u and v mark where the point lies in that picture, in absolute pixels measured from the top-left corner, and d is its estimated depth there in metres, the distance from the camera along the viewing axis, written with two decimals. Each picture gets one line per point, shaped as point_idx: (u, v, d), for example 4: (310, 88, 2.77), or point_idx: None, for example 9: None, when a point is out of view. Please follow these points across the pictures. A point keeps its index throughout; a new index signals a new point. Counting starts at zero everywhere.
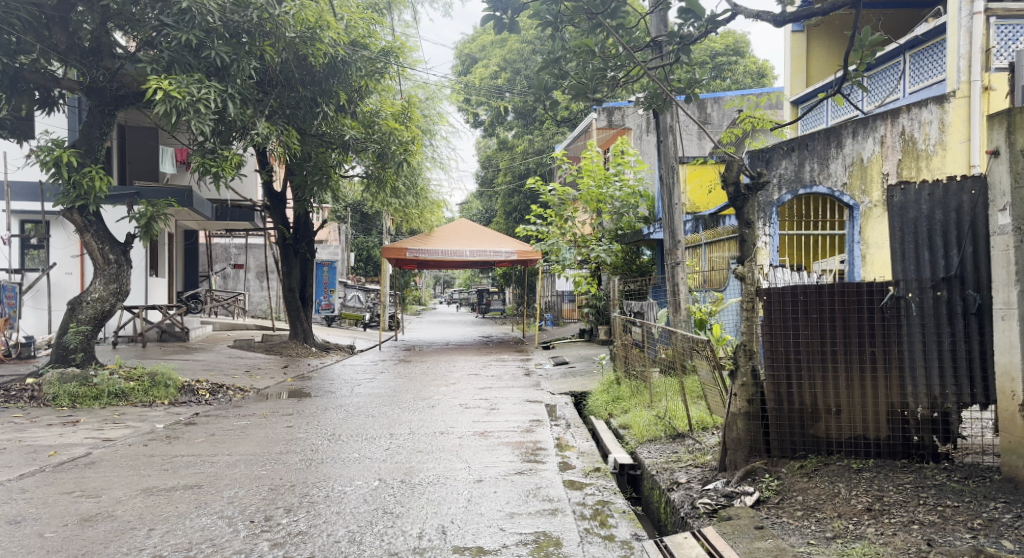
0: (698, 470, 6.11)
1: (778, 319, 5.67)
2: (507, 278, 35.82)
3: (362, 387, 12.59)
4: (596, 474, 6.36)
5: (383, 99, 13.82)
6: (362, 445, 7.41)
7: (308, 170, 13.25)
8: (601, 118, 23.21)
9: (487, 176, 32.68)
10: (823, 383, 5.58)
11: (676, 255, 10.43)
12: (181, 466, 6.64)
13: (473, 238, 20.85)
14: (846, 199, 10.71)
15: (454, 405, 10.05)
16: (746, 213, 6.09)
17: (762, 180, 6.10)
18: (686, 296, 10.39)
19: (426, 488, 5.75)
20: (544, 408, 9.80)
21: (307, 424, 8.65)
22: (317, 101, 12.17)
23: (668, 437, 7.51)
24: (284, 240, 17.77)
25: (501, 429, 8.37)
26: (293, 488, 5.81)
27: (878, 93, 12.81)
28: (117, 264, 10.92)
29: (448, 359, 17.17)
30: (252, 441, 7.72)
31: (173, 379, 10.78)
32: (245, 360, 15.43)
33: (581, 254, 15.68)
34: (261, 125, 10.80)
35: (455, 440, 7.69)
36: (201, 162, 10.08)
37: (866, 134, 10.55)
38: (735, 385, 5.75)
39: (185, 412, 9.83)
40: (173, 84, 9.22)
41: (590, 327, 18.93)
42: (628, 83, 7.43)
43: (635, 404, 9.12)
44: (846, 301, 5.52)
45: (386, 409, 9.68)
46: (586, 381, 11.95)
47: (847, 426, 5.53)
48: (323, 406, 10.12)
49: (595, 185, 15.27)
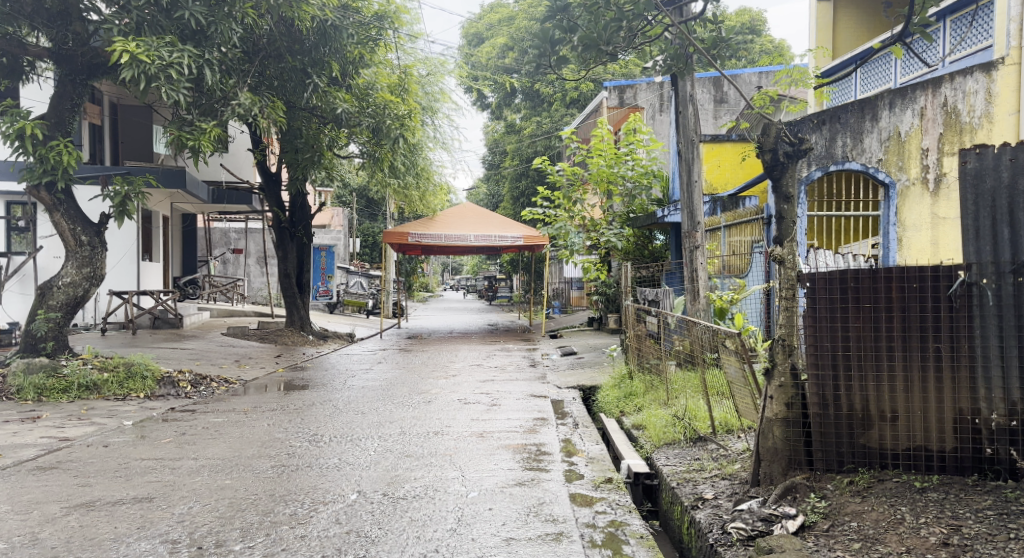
0: (726, 483, 5.34)
1: (824, 311, 4.89)
2: (514, 265, 35.09)
3: (356, 379, 11.79)
4: (608, 487, 5.53)
5: (378, 71, 13.09)
6: (345, 448, 6.61)
7: (299, 149, 12.47)
8: (612, 97, 22.33)
9: (494, 160, 31.94)
10: (876, 386, 4.80)
11: (694, 238, 9.52)
12: (137, 473, 5.84)
13: (477, 222, 20.04)
14: (882, 176, 10.06)
15: (452, 400, 9.27)
16: (784, 185, 5.32)
17: (804, 146, 5.28)
18: (705, 282, 9.51)
19: (410, 504, 4.95)
20: (550, 404, 9.01)
21: (289, 422, 7.85)
22: (307, 71, 11.44)
23: (687, 441, 6.71)
24: (279, 224, 16.93)
25: (501, 428, 7.56)
26: (257, 504, 5.01)
27: (914, 66, 12.05)
28: (91, 246, 10.11)
29: (451, 349, 16.36)
30: (223, 443, 6.92)
31: (151, 370, 9.98)
32: (236, 349, 14.64)
33: (590, 239, 14.77)
34: (243, 95, 10.00)
35: (450, 442, 6.89)
36: (177, 135, 9.37)
37: (905, 106, 9.76)
38: (772, 386, 5.00)
39: (161, 407, 9.04)
40: (141, 46, 8.40)
41: (599, 316, 18.16)
42: (646, 41, 6.62)
43: (649, 401, 8.30)
44: (905, 290, 4.72)
45: (378, 405, 8.88)
46: (595, 373, 11.12)
47: (904, 435, 4.74)
48: (311, 401, 9.32)
49: (605, 164, 14.41)
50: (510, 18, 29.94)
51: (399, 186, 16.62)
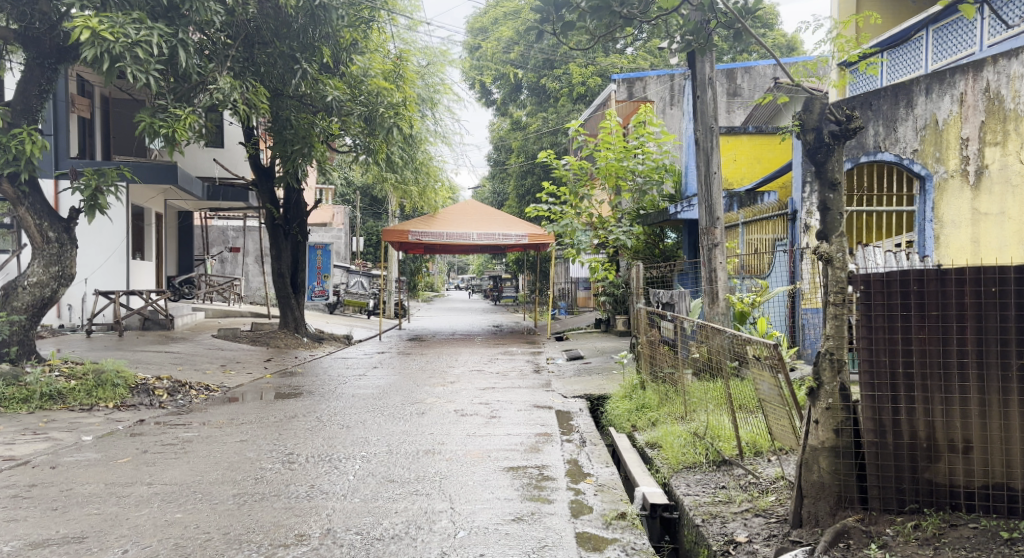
0: (761, 522, 4.54)
1: (880, 320, 4.10)
2: (521, 264, 34.34)
3: (347, 385, 11.00)
4: (623, 525, 4.71)
5: (371, 56, 12.42)
6: (323, 471, 5.83)
7: (288, 140, 11.65)
8: (621, 90, 21.50)
9: (499, 157, 31.21)
10: (945, 411, 4.00)
11: (713, 235, 8.71)
12: (75, 504, 5.03)
13: (481, 220, 19.22)
14: (917, 168, 9.36)
15: (448, 411, 8.48)
16: (829, 170, 4.56)
17: (852, 125, 4.53)
18: (724, 284, 8.65)
19: (386, 549, 4.20)
20: (554, 417, 8.22)
21: (264, 439, 7.05)
22: (296, 56, 10.74)
23: (709, 465, 5.91)
24: (272, 221, 16.19)
25: (500, 446, 6.77)
26: (207, 547, 4.24)
27: (949, 51, 11.35)
28: (59, 243, 9.36)
29: (451, 352, 15.60)
30: (186, 464, 6.11)
31: (123, 378, 9.19)
32: (225, 353, 13.85)
33: (598, 238, 13.94)
34: (222, 79, 9.29)
35: (442, 464, 6.11)
36: (149, 121, 8.71)
37: (943, 91, 9.06)
38: (817, 409, 4.26)
39: (130, 419, 8.22)
40: (105, 22, 7.64)
41: (607, 317, 17.37)
42: (662, 14, 5.82)
43: (664, 415, 7.50)
44: (982, 296, 3.92)
45: (366, 418, 8.09)
46: (604, 381, 10.30)
47: (980, 471, 3.96)
48: (294, 413, 8.51)
49: (614, 158, 13.51)
50: (515, 11, 29.21)
51: (398, 180, 15.92)
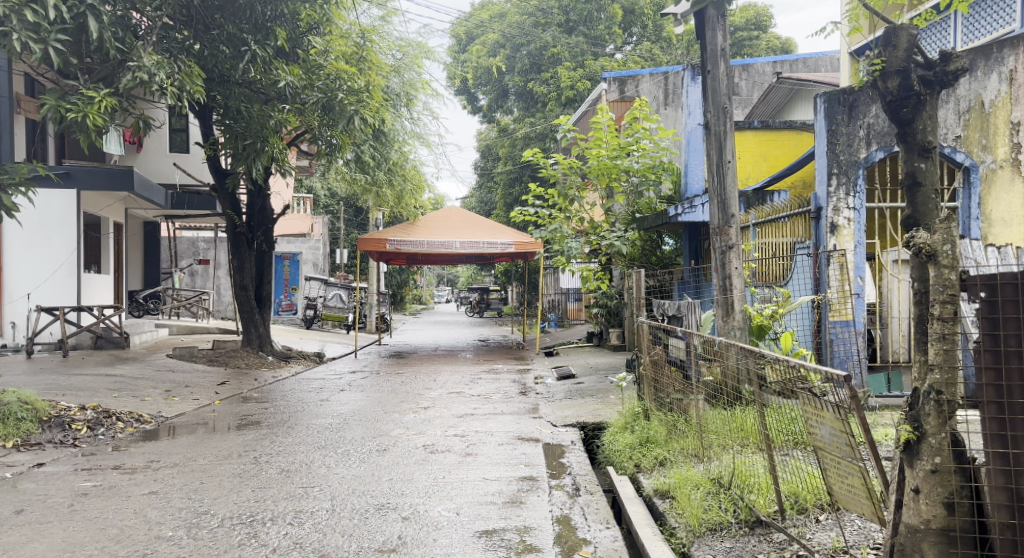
0: None
1: (1014, 342, 3.00)
2: (508, 275, 33.02)
3: (305, 414, 9.59)
4: None
5: (333, 39, 11.10)
6: (235, 544, 4.43)
7: (238, 134, 10.13)
8: (612, 89, 20.36)
9: (486, 166, 29.99)
10: None
11: (727, 236, 7.38)
12: None
13: (463, 228, 17.82)
14: (960, 157, 8.07)
15: (415, 447, 7.13)
16: (919, 131, 3.44)
17: (951, 65, 3.43)
18: (741, 294, 7.30)
19: None
20: (542, 453, 6.89)
21: (177, 492, 5.63)
22: (245, 38, 9.47)
23: (740, 528, 4.58)
24: (234, 228, 14.77)
25: (471, 498, 5.40)
26: None
27: (979, 33, 10.64)
28: None
29: (431, 370, 14.20)
30: (59, 533, 4.69)
31: (30, 411, 7.74)
32: (174, 376, 12.38)
33: (589, 244, 12.67)
34: (146, 56, 7.94)
35: (397, 527, 4.76)
36: (53, 103, 7.30)
37: (989, 68, 7.93)
38: (919, 476, 3.23)
39: (26, 463, 6.76)
40: None
41: (599, 330, 16.04)
42: None
43: (674, 454, 6.14)
44: None
45: (315, 458, 6.70)
46: (599, 407, 8.93)
47: None
48: (229, 452, 7.09)
49: (606, 156, 12.41)
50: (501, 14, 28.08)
51: (371, 183, 14.63)
